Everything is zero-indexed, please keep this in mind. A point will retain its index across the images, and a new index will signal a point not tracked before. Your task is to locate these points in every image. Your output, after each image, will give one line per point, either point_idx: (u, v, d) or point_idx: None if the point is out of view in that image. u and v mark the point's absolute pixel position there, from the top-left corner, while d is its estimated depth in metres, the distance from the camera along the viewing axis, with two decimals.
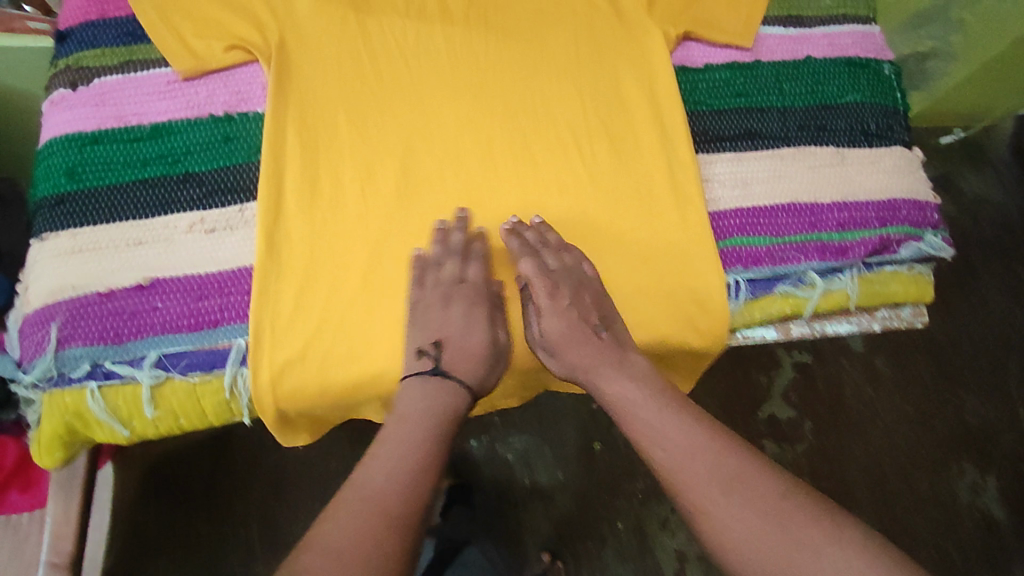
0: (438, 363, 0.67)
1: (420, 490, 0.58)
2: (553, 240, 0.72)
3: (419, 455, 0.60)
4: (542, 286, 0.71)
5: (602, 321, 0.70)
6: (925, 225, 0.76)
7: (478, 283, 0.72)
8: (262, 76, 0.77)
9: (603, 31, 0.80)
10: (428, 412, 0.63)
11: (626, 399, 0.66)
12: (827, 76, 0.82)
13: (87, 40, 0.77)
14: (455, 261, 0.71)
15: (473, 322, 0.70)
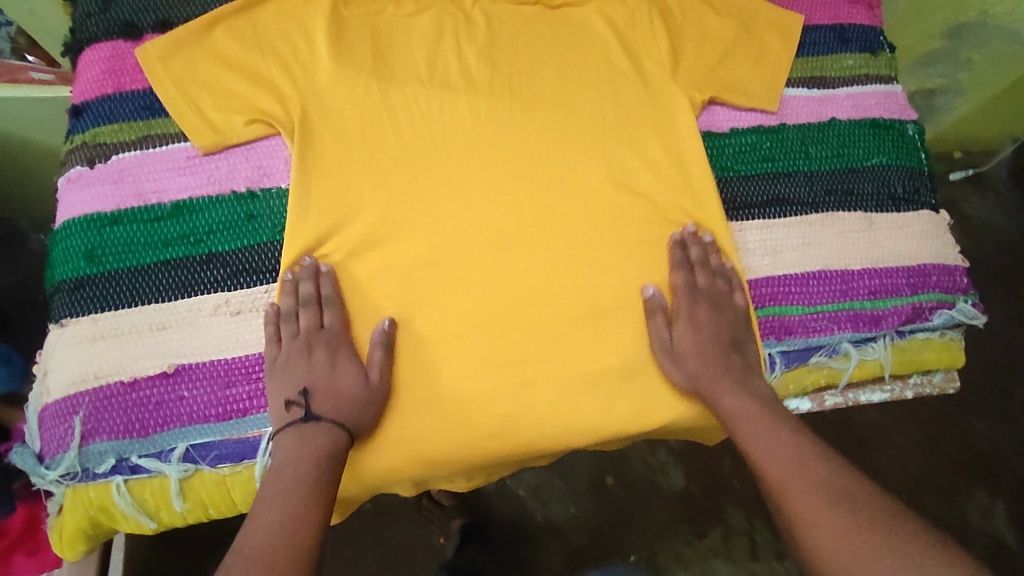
0: (309, 411, 0.65)
1: (303, 536, 0.58)
2: (716, 263, 0.74)
3: (296, 502, 0.60)
4: (685, 297, 0.73)
5: (734, 343, 0.71)
6: (955, 291, 0.76)
7: (335, 326, 0.70)
8: (284, 149, 0.76)
9: (627, 97, 0.80)
10: (306, 461, 0.62)
11: (738, 410, 0.68)
12: (852, 139, 0.82)
13: (104, 115, 0.75)
14: (307, 310, 0.69)
15: (296, 374, 0.67)
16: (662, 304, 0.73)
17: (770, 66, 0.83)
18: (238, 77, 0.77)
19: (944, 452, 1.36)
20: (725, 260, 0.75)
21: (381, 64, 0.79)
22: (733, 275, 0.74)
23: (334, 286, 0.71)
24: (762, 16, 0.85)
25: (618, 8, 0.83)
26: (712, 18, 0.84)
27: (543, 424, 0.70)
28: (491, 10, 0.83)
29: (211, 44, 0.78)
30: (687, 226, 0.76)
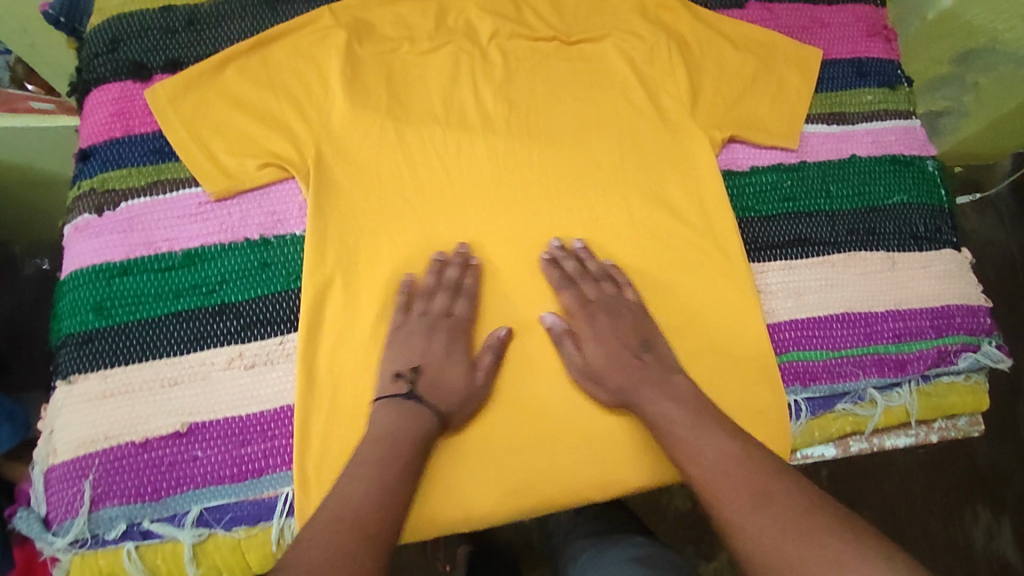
0: (413, 389, 0.66)
1: (391, 512, 0.59)
2: (595, 270, 0.73)
3: (391, 476, 0.60)
4: (579, 312, 0.71)
5: (641, 342, 0.70)
6: (980, 333, 0.75)
7: (463, 318, 0.71)
8: (297, 194, 0.74)
9: (647, 135, 0.79)
10: (406, 434, 0.63)
11: (668, 419, 0.65)
12: (873, 176, 0.81)
13: (111, 159, 0.73)
14: (444, 294, 0.70)
15: (454, 354, 0.69)
16: (565, 328, 0.71)
17: (790, 103, 0.82)
18: (252, 120, 0.75)
19: (943, 465, 1.27)
20: (603, 263, 0.74)
21: (397, 104, 0.77)
22: (613, 275, 0.73)
23: (475, 279, 0.72)
24: (782, 50, 0.84)
25: (637, 44, 0.82)
26: (732, 54, 0.83)
27: (566, 475, 0.69)
28: (508, 47, 0.81)
29: (223, 85, 0.76)
30: (552, 242, 0.74)
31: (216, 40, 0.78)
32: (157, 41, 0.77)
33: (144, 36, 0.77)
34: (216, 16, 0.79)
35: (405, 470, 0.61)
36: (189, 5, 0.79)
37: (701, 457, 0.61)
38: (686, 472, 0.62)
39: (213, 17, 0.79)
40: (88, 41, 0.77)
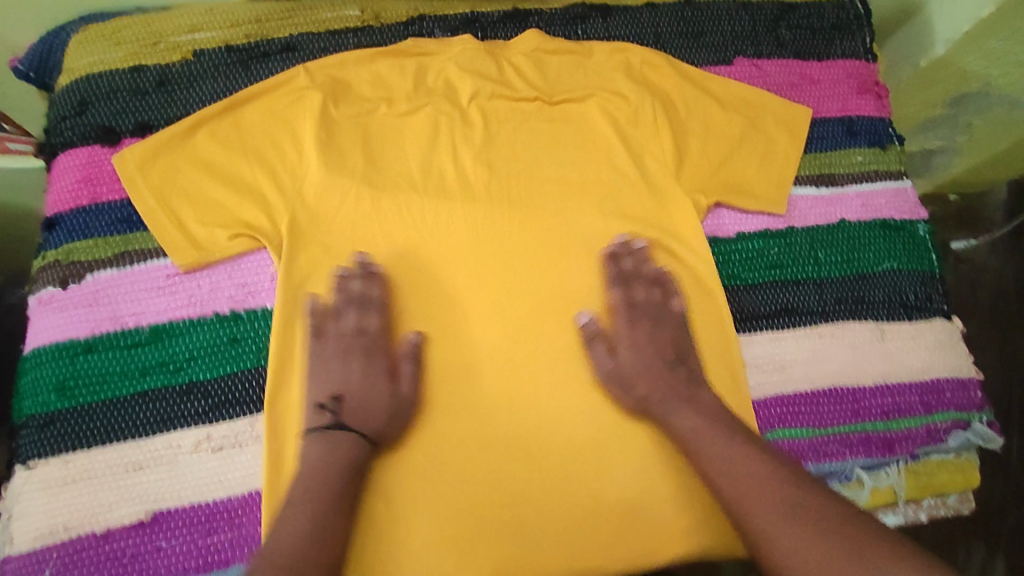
0: (337, 417, 0.66)
1: (328, 550, 0.59)
2: (650, 273, 0.74)
3: (323, 509, 0.60)
4: (624, 316, 0.72)
5: (676, 353, 0.71)
6: (971, 408, 0.74)
7: (374, 332, 0.70)
8: (270, 265, 0.72)
9: (630, 200, 0.77)
10: (333, 462, 0.63)
11: (693, 431, 0.66)
12: (862, 242, 0.78)
13: (77, 229, 0.71)
14: (353, 310, 0.69)
15: (372, 374, 0.68)
16: (598, 329, 0.72)
17: (779, 165, 0.79)
18: (222, 187, 0.73)
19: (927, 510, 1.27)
20: (659, 268, 0.74)
21: (372, 170, 0.76)
22: (666, 281, 0.74)
23: (382, 289, 0.71)
24: (770, 109, 0.81)
25: (621, 104, 0.80)
26: (718, 114, 0.80)
27: (542, 561, 0.67)
28: (488, 108, 0.79)
29: (193, 150, 0.74)
30: (617, 238, 0.75)
31: (188, 102, 0.76)
32: (126, 103, 0.75)
33: (113, 98, 0.75)
34: (187, 75, 0.77)
35: (339, 501, 0.61)
36: (160, 63, 0.76)
37: (734, 472, 0.62)
38: (717, 488, 0.63)
39: (184, 77, 0.76)
40: (56, 102, 0.75)
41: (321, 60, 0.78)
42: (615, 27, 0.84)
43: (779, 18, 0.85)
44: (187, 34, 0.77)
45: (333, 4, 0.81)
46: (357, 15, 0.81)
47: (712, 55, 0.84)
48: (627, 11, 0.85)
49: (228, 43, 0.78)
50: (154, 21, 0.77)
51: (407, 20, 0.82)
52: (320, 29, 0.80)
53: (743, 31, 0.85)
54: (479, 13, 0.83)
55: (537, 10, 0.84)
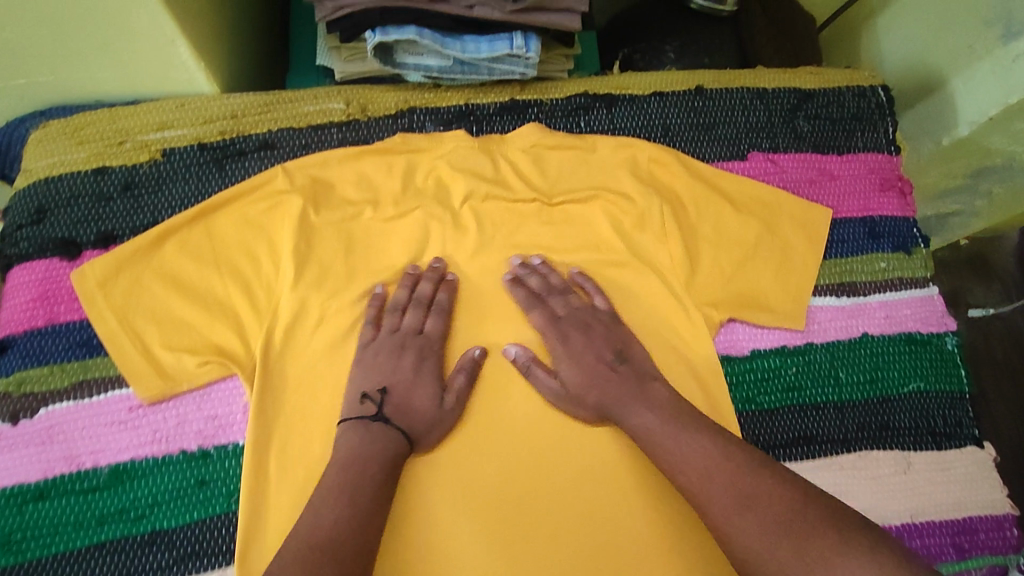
0: (381, 411, 0.63)
1: (356, 538, 0.54)
2: (557, 283, 0.71)
3: (359, 498, 0.57)
4: (552, 334, 0.68)
5: (615, 352, 0.67)
6: (1006, 549, 0.68)
7: (434, 336, 0.68)
8: (242, 394, 0.66)
9: (547, 278, 0.71)
10: (374, 452, 0.60)
11: (648, 429, 0.62)
12: (887, 359, 0.73)
13: (32, 353, 0.65)
14: (414, 309, 0.68)
15: (425, 374, 0.66)
16: (531, 356, 0.68)
17: (792, 274, 0.74)
18: (191, 305, 0.67)
19: None
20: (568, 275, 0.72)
21: (353, 283, 0.70)
22: (585, 283, 0.71)
23: (449, 297, 0.70)
24: (785, 210, 0.76)
25: (626, 205, 0.74)
26: (729, 216, 0.75)
27: None
28: (481, 209, 0.73)
29: (161, 263, 0.68)
30: (513, 261, 0.72)
31: (156, 207, 0.70)
32: (88, 210, 0.69)
33: (75, 204, 0.69)
34: (155, 178, 0.70)
35: (374, 490, 0.58)
36: (126, 165, 0.70)
37: (689, 463, 0.58)
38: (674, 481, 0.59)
39: (152, 180, 0.70)
40: (11, 207, 0.69)
41: (301, 159, 0.72)
42: (620, 117, 0.78)
43: (796, 108, 0.79)
44: (156, 132, 0.71)
45: (315, 97, 0.75)
46: (342, 108, 0.75)
47: (723, 149, 0.78)
48: (634, 100, 0.79)
49: (201, 141, 0.72)
50: (119, 116, 0.71)
51: (396, 114, 0.76)
52: (301, 124, 0.74)
53: (758, 122, 0.79)
54: (473, 104, 0.77)
55: (537, 99, 0.78)
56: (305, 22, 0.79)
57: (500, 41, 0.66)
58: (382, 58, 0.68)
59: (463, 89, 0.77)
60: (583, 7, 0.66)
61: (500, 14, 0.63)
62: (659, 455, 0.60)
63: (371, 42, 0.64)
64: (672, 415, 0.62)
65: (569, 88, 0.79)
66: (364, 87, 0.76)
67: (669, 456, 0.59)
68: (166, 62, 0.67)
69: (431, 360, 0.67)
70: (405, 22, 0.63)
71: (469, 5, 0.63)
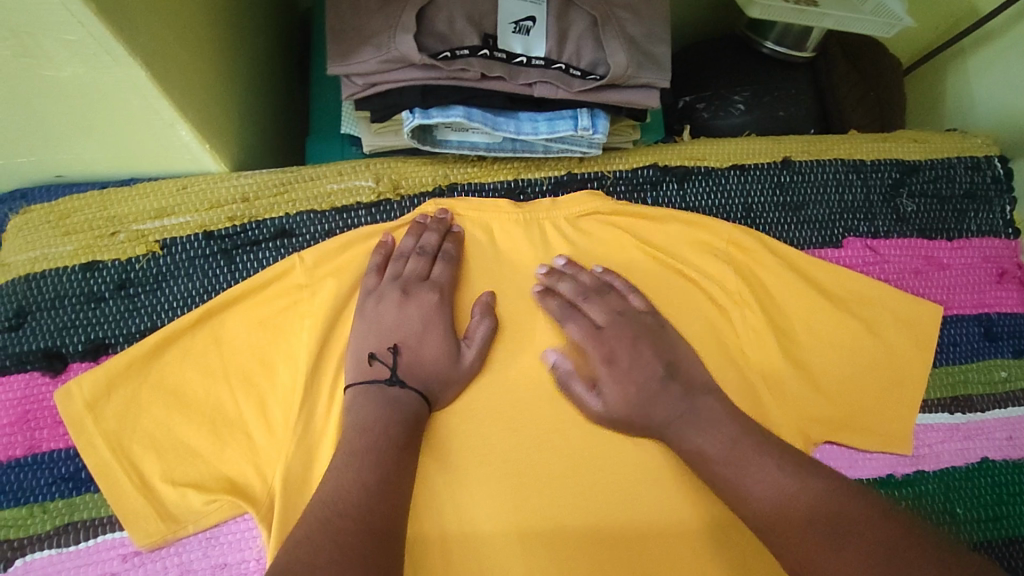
0: (396, 372, 0.55)
1: (387, 503, 0.47)
2: (591, 283, 0.61)
3: (390, 464, 0.50)
4: (590, 346, 0.58)
5: (666, 365, 0.57)
6: None
7: (443, 283, 0.60)
8: (256, 532, 0.56)
9: (577, 278, 0.61)
10: (391, 415, 0.52)
11: (705, 455, 0.53)
12: (1010, 491, 0.62)
13: (9, 490, 0.55)
14: (417, 258, 0.60)
15: (434, 321, 0.58)
16: (568, 369, 0.58)
17: (903, 384, 0.63)
18: (194, 426, 0.56)
19: None
20: (595, 272, 0.62)
21: None
22: (617, 281, 0.62)
23: (455, 245, 0.61)
24: (891, 309, 0.64)
25: (709, 288, 0.63)
26: (825, 313, 0.63)
27: None
28: (533, 296, 0.62)
29: (161, 376, 0.57)
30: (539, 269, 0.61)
31: (154, 309, 0.60)
32: (74, 315, 0.58)
33: (60, 307, 0.59)
34: (154, 274, 0.60)
35: (399, 442, 0.51)
36: (119, 259, 0.60)
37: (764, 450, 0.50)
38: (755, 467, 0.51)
39: (149, 276, 0.60)
40: None
41: (321, 246, 0.61)
42: (694, 194, 0.67)
43: (898, 184, 0.69)
44: (153, 220, 0.61)
45: (339, 173, 0.64)
46: (371, 186, 0.64)
47: (814, 233, 0.67)
48: (710, 174, 0.67)
49: (206, 228, 0.61)
50: (112, 201, 0.61)
51: (434, 191, 0.65)
52: (324, 207, 0.63)
53: (855, 202, 0.68)
54: (524, 178, 0.66)
55: (598, 172, 0.66)
56: (326, 81, 0.70)
57: (563, 121, 0.58)
58: (421, 138, 0.59)
59: (513, 162, 0.66)
60: (665, 82, 0.57)
61: (566, 93, 0.55)
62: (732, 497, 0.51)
63: (410, 124, 0.55)
64: (748, 433, 0.53)
65: (636, 158, 0.67)
66: (395, 160, 0.66)
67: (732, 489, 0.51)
68: (165, 143, 0.57)
69: (440, 307, 0.59)
70: (450, 103, 0.55)
71: (529, 83, 0.55)
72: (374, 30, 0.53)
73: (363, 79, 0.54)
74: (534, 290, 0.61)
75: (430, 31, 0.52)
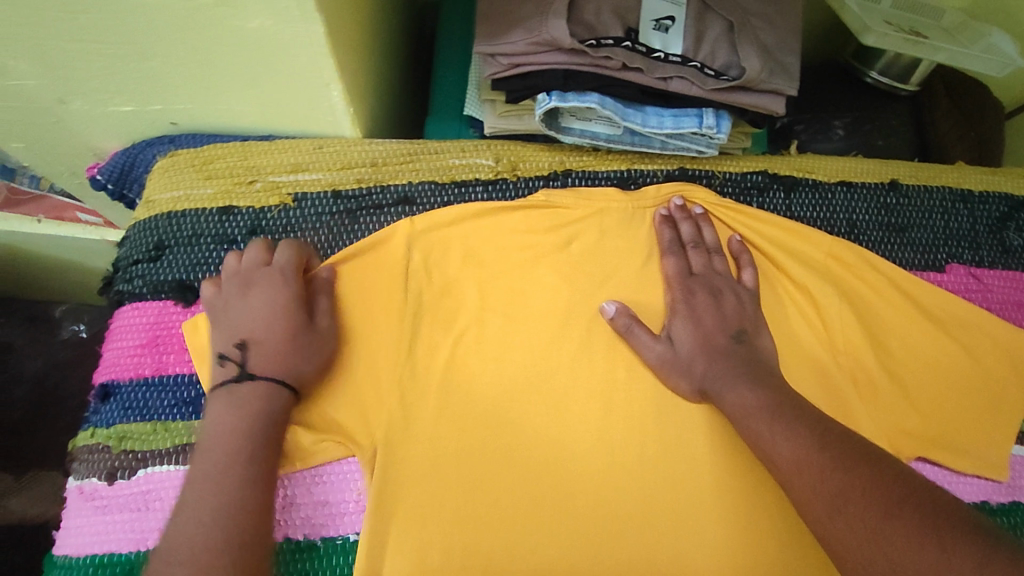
0: (246, 366, 0.53)
1: (237, 544, 0.46)
2: (711, 240, 0.64)
3: (228, 491, 0.48)
4: (678, 285, 0.61)
5: (739, 331, 0.60)
6: None
7: (283, 266, 0.58)
8: (357, 477, 0.58)
9: (701, 229, 0.64)
10: (235, 421, 0.51)
11: (746, 410, 0.55)
12: None
13: (135, 406, 0.58)
14: (254, 249, 0.58)
15: (276, 304, 0.56)
16: (630, 316, 0.60)
17: (999, 412, 0.62)
18: None
19: None
20: (732, 238, 0.65)
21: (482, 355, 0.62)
22: (738, 252, 0.64)
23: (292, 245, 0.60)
24: (991, 334, 0.64)
25: (807, 295, 0.65)
26: (923, 332, 0.64)
27: None
28: (635, 282, 0.63)
29: None
30: (675, 199, 0.65)
31: None
32: (206, 254, 0.62)
33: (194, 245, 0.62)
34: (283, 224, 0.64)
35: (247, 460, 0.50)
36: (253, 207, 0.64)
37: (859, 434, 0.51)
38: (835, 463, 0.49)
39: (279, 225, 0.64)
40: (129, 240, 0.63)
41: (441, 216, 0.65)
42: (800, 205, 0.68)
43: (1005, 218, 0.70)
44: (288, 174, 0.65)
45: (461, 149, 0.68)
46: (491, 164, 0.67)
47: (917, 256, 0.68)
48: (818, 187, 0.69)
49: (335, 187, 0.65)
50: (252, 152, 0.65)
51: (550, 176, 0.67)
52: (444, 178, 0.66)
53: (960, 230, 0.69)
54: (637, 169, 0.68)
55: (708, 171, 0.68)
56: (450, 64, 0.75)
57: (688, 118, 0.60)
58: (548, 123, 0.62)
59: (627, 154, 0.68)
60: (792, 89, 0.59)
61: (699, 90, 0.58)
62: (753, 441, 0.54)
63: (546, 106, 0.58)
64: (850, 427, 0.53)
65: (746, 163, 0.69)
66: (516, 143, 0.69)
67: (762, 444, 0.53)
68: (313, 103, 0.61)
69: (281, 293, 0.56)
70: (587, 89, 0.58)
71: (665, 77, 0.57)
72: (525, 14, 0.56)
73: (508, 59, 0.57)
74: (656, 215, 0.65)
75: (578, 19, 0.55)
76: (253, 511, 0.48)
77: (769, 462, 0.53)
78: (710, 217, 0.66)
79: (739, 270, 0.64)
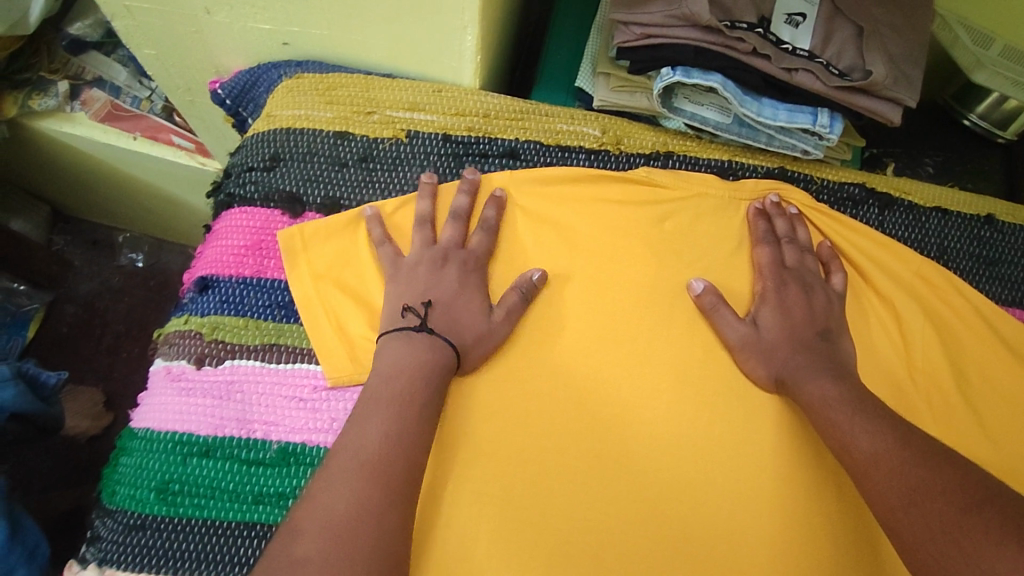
0: (426, 321, 0.57)
1: (407, 460, 0.49)
2: (804, 239, 0.65)
3: (409, 419, 0.51)
4: (770, 275, 0.63)
5: (823, 328, 0.61)
6: None
7: (479, 250, 0.62)
8: None
9: (795, 227, 0.66)
10: (419, 364, 0.54)
11: (824, 400, 0.56)
12: None
13: (232, 300, 0.61)
14: (454, 224, 0.62)
15: (471, 285, 0.60)
16: (718, 296, 0.61)
17: None
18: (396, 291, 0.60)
19: None
20: (824, 242, 0.66)
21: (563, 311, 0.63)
22: (828, 258, 0.65)
23: (494, 211, 0.64)
24: None
25: (891, 309, 0.65)
26: (1002, 363, 0.64)
27: None
28: (722, 267, 0.64)
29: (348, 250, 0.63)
30: (772, 195, 0.67)
31: (386, 185, 0.65)
32: (319, 170, 0.65)
33: (310, 161, 0.65)
34: (394, 156, 0.66)
35: (429, 408, 0.53)
36: (368, 135, 0.66)
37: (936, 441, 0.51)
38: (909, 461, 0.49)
39: (390, 156, 0.66)
40: (248, 149, 0.66)
41: (544, 175, 0.66)
42: (894, 223, 0.68)
43: None
44: (406, 111, 0.68)
45: (571, 117, 0.70)
46: (597, 135, 0.69)
47: (1005, 292, 0.68)
48: (914, 208, 0.69)
49: (448, 130, 0.67)
50: (375, 86, 0.68)
51: (652, 155, 0.69)
52: (551, 141, 0.69)
53: None
54: (737, 162, 0.70)
55: (807, 175, 0.70)
56: (563, 42, 0.77)
57: (803, 114, 0.62)
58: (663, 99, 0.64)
59: (730, 146, 0.70)
60: (912, 100, 0.60)
61: (822, 86, 0.59)
62: (828, 433, 0.55)
63: (670, 79, 0.60)
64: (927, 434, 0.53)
65: (844, 174, 0.70)
66: (624, 120, 0.71)
67: (838, 436, 0.54)
68: (445, 45, 0.64)
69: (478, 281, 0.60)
70: (713, 69, 0.59)
71: (791, 69, 0.59)
72: None
73: (641, 29, 0.59)
74: (753, 207, 0.67)
75: (717, 0, 0.57)
76: (422, 441, 0.51)
77: (844, 453, 0.53)
78: (804, 218, 0.67)
79: (828, 274, 0.65)
